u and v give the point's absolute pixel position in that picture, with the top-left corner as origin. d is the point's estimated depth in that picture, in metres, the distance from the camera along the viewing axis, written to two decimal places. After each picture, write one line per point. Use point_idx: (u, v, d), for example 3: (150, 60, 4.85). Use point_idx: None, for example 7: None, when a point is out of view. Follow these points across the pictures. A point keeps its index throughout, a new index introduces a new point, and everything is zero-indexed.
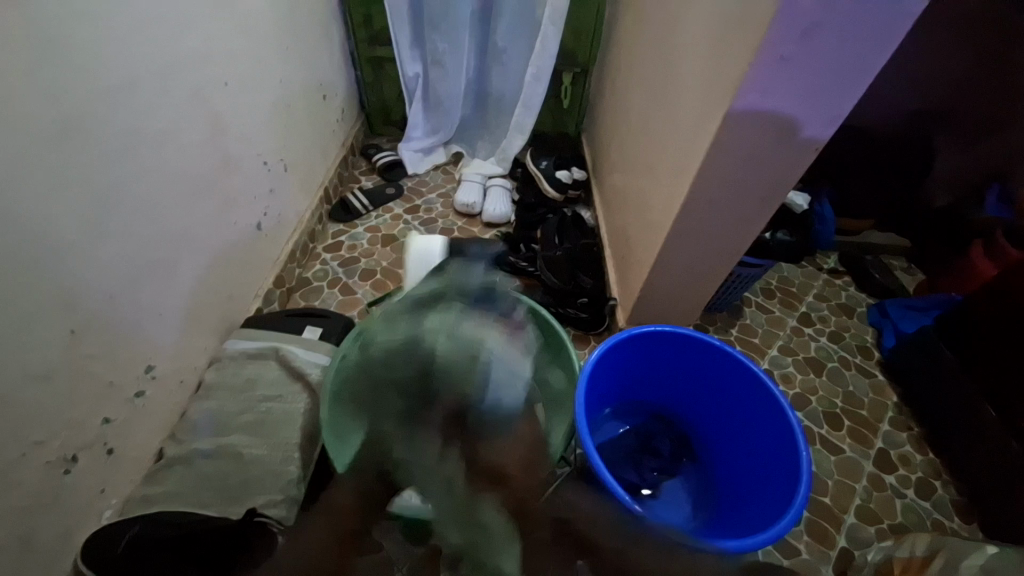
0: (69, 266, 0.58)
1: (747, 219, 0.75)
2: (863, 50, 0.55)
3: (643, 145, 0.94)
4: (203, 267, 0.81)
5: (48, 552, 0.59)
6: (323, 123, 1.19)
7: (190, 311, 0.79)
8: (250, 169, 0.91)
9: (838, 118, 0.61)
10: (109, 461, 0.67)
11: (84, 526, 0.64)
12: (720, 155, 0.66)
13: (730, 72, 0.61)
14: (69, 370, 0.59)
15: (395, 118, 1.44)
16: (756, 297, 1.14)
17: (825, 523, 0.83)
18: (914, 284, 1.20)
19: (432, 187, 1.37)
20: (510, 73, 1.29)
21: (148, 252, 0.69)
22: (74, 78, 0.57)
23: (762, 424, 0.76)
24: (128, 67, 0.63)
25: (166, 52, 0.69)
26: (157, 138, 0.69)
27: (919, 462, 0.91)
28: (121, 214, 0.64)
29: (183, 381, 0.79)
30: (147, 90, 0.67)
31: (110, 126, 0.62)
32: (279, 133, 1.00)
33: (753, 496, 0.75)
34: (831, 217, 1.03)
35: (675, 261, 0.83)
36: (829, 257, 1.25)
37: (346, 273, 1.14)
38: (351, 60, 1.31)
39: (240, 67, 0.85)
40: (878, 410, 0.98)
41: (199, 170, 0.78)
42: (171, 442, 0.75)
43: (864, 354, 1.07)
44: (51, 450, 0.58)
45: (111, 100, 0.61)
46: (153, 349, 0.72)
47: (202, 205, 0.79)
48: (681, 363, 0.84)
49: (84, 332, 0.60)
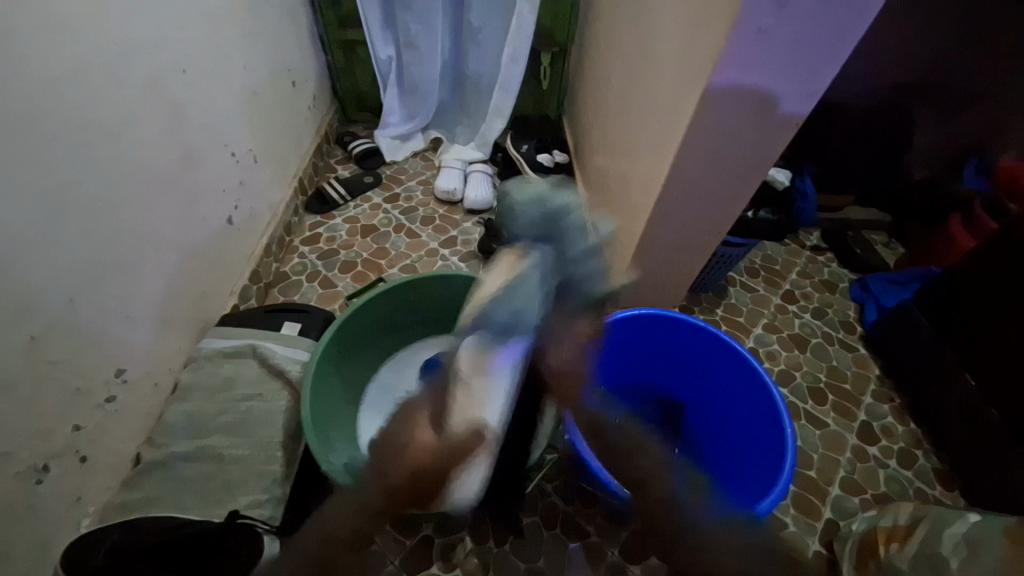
0: (22, 268, 0.55)
1: (728, 198, 0.74)
2: (841, 20, 0.53)
3: (622, 126, 0.93)
4: (171, 265, 0.78)
5: (22, 566, 0.57)
6: (294, 111, 1.15)
7: (160, 311, 0.76)
8: (215, 161, 0.87)
9: (817, 92, 0.60)
10: (82, 469, 0.65)
11: (60, 538, 0.62)
12: (699, 133, 0.65)
13: (707, 47, 0.59)
14: (33, 378, 0.57)
15: (370, 104, 1.40)
16: (740, 276, 1.14)
17: (811, 496, 0.84)
18: (894, 259, 1.22)
19: (412, 175, 1.34)
20: (486, 54, 1.25)
21: (110, 252, 0.66)
22: (17, 69, 0.53)
23: (746, 401, 0.76)
24: (75, 54, 0.59)
25: (117, 37, 0.65)
26: (111, 131, 0.65)
27: (901, 432, 0.93)
28: (78, 214, 0.61)
29: (157, 383, 0.77)
30: (98, 80, 0.63)
31: (56, 120, 0.58)
32: (246, 123, 0.96)
33: (742, 472, 0.75)
34: (813, 193, 1.02)
35: (657, 244, 0.83)
36: (811, 233, 1.25)
37: (326, 265, 1.11)
38: (320, 44, 1.26)
39: (200, 54, 0.81)
40: (861, 383, 0.99)
41: (159, 164, 0.74)
42: (148, 446, 0.73)
43: (847, 330, 1.08)
44: (18, 461, 0.56)
45: (58, 89, 0.58)
46: (123, 351, 0.70)
47: (165, 201, 0.76)
48: (666, 343, 0.83)
49: (45, 339, 0.58)
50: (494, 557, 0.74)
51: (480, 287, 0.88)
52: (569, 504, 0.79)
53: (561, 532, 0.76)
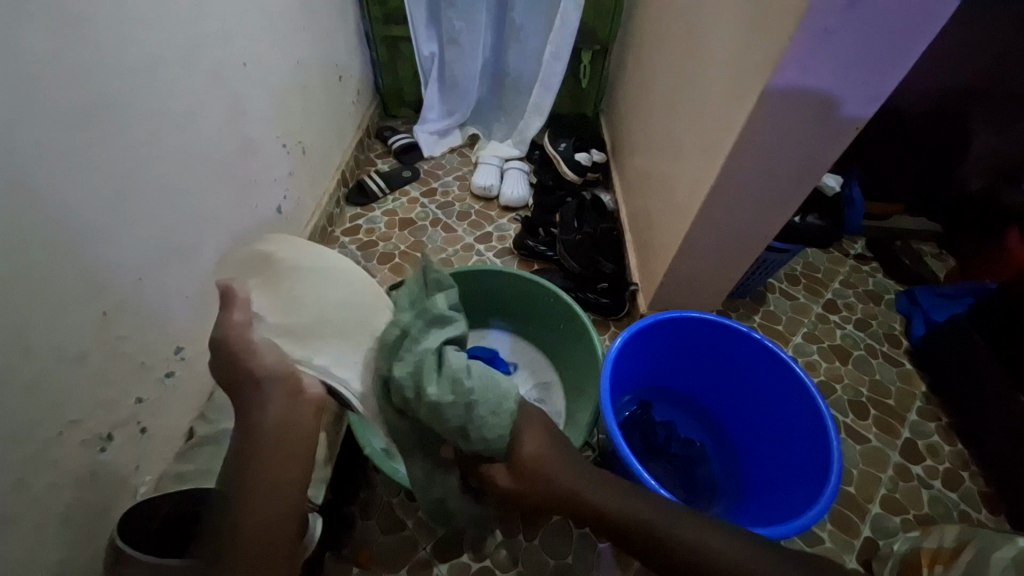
0: (97, 250, 0.58)
1: (778, 201, 0.73)
2: (911, 21, 0.52)
3: (667, 127, 0.92)
4: (225, 249, 0.81)
5: (85, 529, 0.61)
6: (339, 104, 1.17)
7: (213, 293, 0.79)
8: (268, 151, 0.90)
9: (881, 96, 0.59)
10: (142, 441, 0.68)
11: (119, 504, 0.66)
12: (754, 134, 0.64)
13: (767, 47, 0.59)
14: (102, 351, 0.60)
15: (410, 99, 1.42)
16: (780, 284, 1.12)
17: (849, 512, 0.82)
18: (945, 271, 1.18)
19: (449, 170, 1.35)
20: (528, 51, 1.26)
21: (173, 236, 0.70)
22: (99, 62, 0.57)
23: (789, 411, 0.75)
24: (149, 47, 0.63)
25: (186, 31, 0.68)
26: (179, 121, 0.69)
27: (947, 453, 0.89)
28: (146, 199, 0.65)
29: (210, 363, 0.80)
30: (168, 72, 0.66)
31: (132, 110, 0.61)
32: (297, 115, 0.99)
33: (781, 485, 0.74)
34: (860, 201, 0.97)
35: (699, 247, 0.82)
36: (855, 242, 1.22)
37: (365, 257, 1.14)
38: (366, 40, 1.29)
39: (258, 47, 0.84)
40: (906, 400, 0.96)
41: (219, 154, 0.78)
42: (201, 422, 0.77)
43: (891, 343, 1.04)
44: (85, 430, 0.59)
45: (134, 80, 0.61)
46: (181, 331, 0.73)
47: (223, 188, 0.79)
48: (706, 350, 0.83)
49: (115, 315, 0.61)
50: (524, 551, 0.75)
51: (523, 284, 0.88)
52: None
53: (591, 529, 0.77)
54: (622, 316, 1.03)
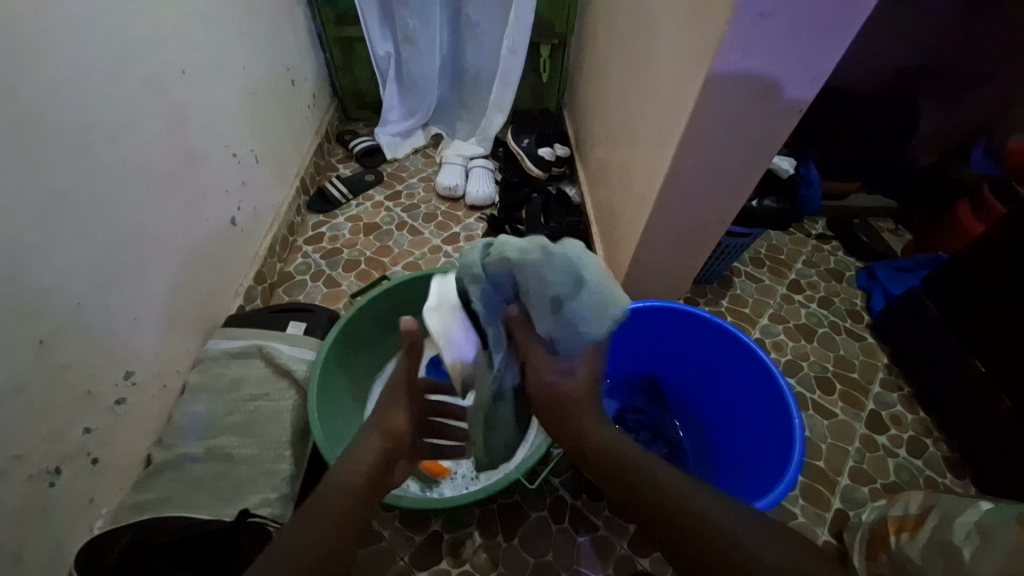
0: (31, 275, 0.55)
1: (732, 185, 0.73)
2: (847, 1, 0.52)
3: (624, 117, 0.92)
4: (175, 266, 0.78)
5: (38, 568, 0.58)
6: (293, 109, 1.14)
7: (165, 313, 0.76)
8: (217, 162, 0.87)
9: (821, 77, 0.60)
10: (94, 472, 0.65)
11: (74, 539, 0.63)
12: (703, 119, 0.64)
13: (708, 33, 0.59)
14: (44, 381, 0.57)
15: (369, 101, 1.40)
16: (745, 267, 1.14)
17: (820, 485, 0.84)
18: (902, 246, 1.20)
19: (413, 171, 1.33)
20: (485, 47, 1.25)
21: (115, 255, 0.66)
22: (18, 78, 0.53)
23: (752, 391, 0.76)
24: (76, 57, 0.59)
25: (116, 40, 0.65)
26: (115, 134, 0.66)
27: (910, 421, 0.92)
28: (84, 218, 0.61)
29: (166, 385, 0.77)
30: (99, 84, 0.63)
31: (61, 127, 0.58)
32: (248, 123, 0.96)
33: (749, 463, 0.75)
34: (817, 181, 1.01)
35: (660, 236, 0.82)
36: (816, 222, 1.25)
37: (330, 265, 1.11)
38: (319, 43, 1.25)
39: (198, 54, 0.81)
40: (869, 372, 0.99)
41: (162, 167, 0.74)
42: (159, 447, 0.74)
43: (854, 318, 1.07)
44: (31, 464, 0.56)
45: (60, 93, 0.58)
46: (131, 354, 0.70)
47: (169, 202, 0.76)
48: (670, 339, 0.84)
49: (54, 342, 0.58)
50: (504, 552, 0.74)
51: None
52: (577, 498, 0.79)
53: (569, 525, 0.77)
54: None
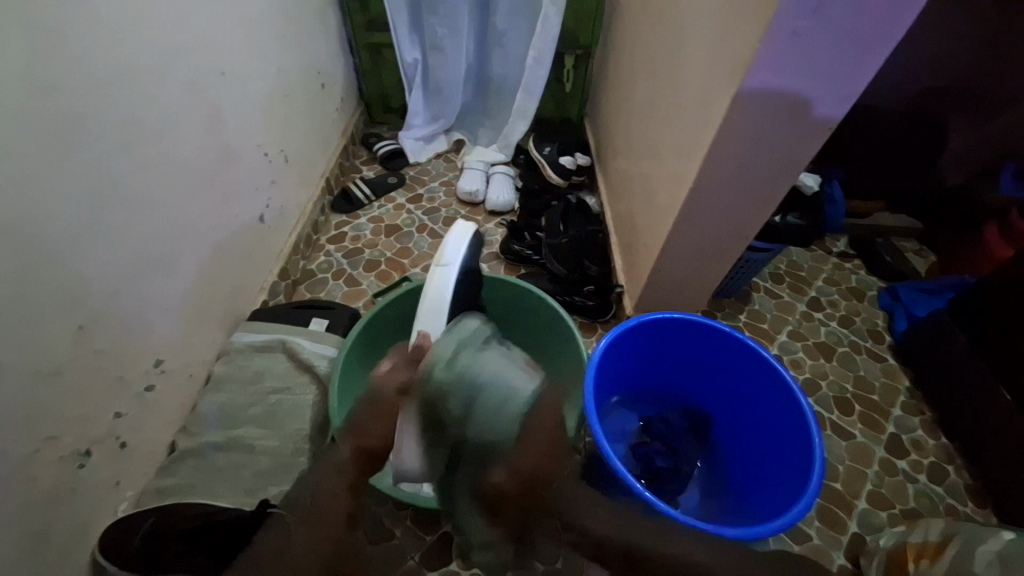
0: (73, 263, 0.57)
1: (757, 200, 0.73)
2: (881, 21, 0.53)
3: (648, 129, 0.93)
4: (205, 259, 0.80)
5: (65, 546, 0.60)
6: (322, 111, 1.17)
7: (194, 305, 0.79)
8: (249, 161, 0.90)
9: (852, 96, 0.60)
10: (121, 457, 0.67)
11: (99, 521, 0.65)
12: (731, 134, 0.64)
13: (739, 50, 0.59)
14: (79, 366, 0.59)
15: (395, 105, 1.42)
16: (764, 282, 1.13)
17: (837, 508, 0.83)
18: (926, 266, 1.18)
19: (435, 175, 1.35)
20: (510, 56, 1.27)
21: (151, 248, 0.69)
22: (70, 76, 0.56)
23: (771, 408, 0.76)
24: (124, 57, 0.62)
25: (162, 42, 0.68)
26: (157, 132, 0.68)
27: (931, 446, 0.90)
28: (123, 210, 0.64)
29: (192, 375, 0.80)
30: (144, 83, 0.66)
31: (107, 123, 0.61)
32: (279, 124, 0.99)
33: (766, 481, 0.74)
34: (841, 199, 1.01)
35: (681, 249, 0.83)
36: (838, 239, 1.23)
37: (351, 264, 1.13)
38: (349, 48, 1.29)
39: (236, 56, 0.84)
40: (890, 394, 0.97)
41: (198, 164, 0.77)
42: (183, 435, 0.76)
43: (875, 339, 1.05)
44: (63, 445, 0.58)
45: (108, 90, 0.60)
46: (160, 343, 0.72)
47: (203, 198, 0.79)
48: (690, 352, 0.83)
49: (91, 328, 0.60)
50: None
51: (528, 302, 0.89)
52: None
53: None
54: (610, 318, 1.03)
